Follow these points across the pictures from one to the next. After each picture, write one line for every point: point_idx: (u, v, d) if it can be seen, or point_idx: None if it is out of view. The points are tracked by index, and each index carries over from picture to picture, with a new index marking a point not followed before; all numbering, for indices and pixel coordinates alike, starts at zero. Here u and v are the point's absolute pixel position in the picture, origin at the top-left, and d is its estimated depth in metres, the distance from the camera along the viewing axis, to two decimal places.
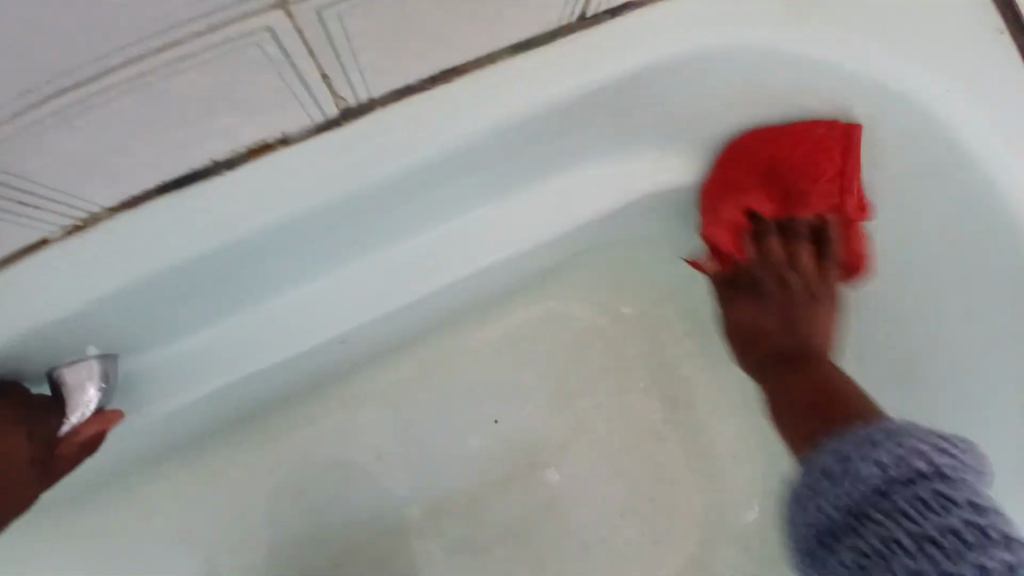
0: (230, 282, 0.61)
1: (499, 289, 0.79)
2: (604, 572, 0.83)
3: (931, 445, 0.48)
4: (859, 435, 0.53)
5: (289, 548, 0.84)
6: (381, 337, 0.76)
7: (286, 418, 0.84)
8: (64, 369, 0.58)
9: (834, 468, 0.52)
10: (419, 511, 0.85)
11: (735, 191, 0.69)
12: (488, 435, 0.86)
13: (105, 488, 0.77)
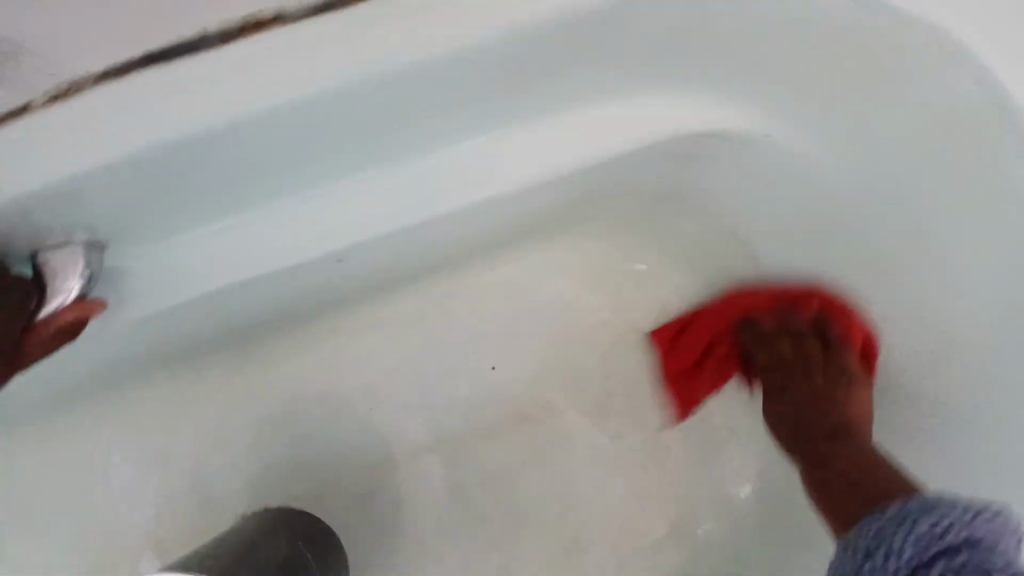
0: (222, 180, 0.58)
1: (500, 230, 0.76)
2: (591, 532, 0.82)
3: (963, 515, 0.48)
4: (885, 510, 0.52)
5: (271, 474, 0.82)
6: (380, 266, 0.73)
7: (275, 343, 0.81)
8: (53, 252, 0.56)
9: (868, 548, 0.50)
10: (407, 450, 0.83)
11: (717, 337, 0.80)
12: (478, 377, 0.84)
13: (89, 396, 0.76)
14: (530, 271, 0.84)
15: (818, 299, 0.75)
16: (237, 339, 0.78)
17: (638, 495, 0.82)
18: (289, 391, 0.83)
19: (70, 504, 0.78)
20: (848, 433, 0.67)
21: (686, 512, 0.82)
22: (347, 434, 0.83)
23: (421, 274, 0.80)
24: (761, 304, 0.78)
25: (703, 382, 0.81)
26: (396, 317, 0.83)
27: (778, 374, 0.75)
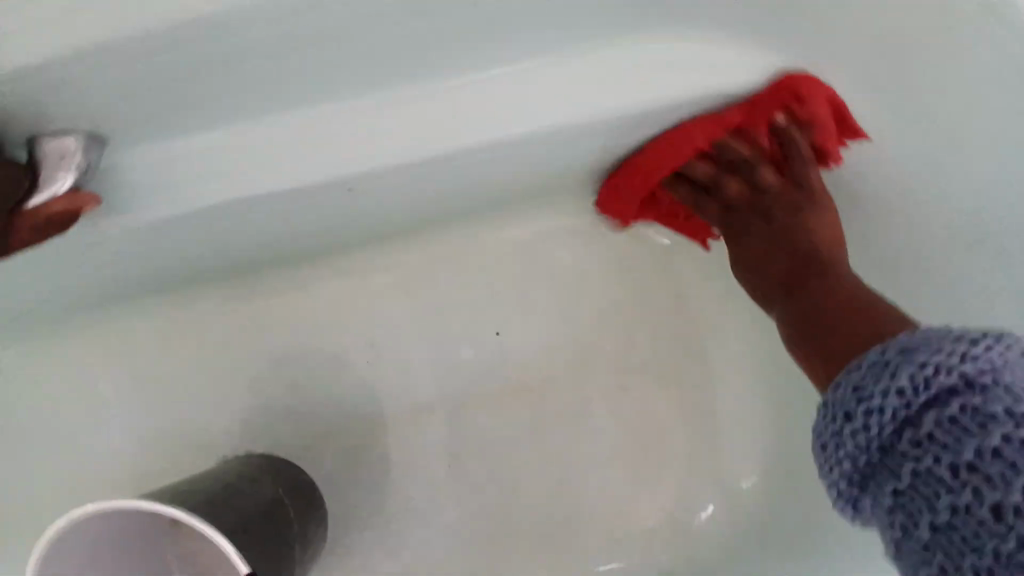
0: (230, 83, 0.55)
1: (516, 185, 0.74)
2: (583, 513, 0.79)
3: (949, 354, 0.41)
4: (869, 360, 0.46)
5: (260, 419, 0.80)
6: (391, 204, 0.71)
7: (279, 277, 0.80)
8: (49, 138, 0.54)
9: (847, 404, 0.45)
10: (402, 410, 0.80)
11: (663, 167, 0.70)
12: (479, 341, 0.80)
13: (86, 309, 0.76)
14: (543, 238, 0.80)
15: (778, 111, 0.65)
16: (247, 271, 0.78)
17: (636, 479, 0.79)
18: (283, 336, 0.80)
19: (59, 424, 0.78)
20: (837, 283, 0.61)
21: (689, 496, 0.79)
22: (342, 386, 0.80)
23: (432, 226, 0.79)
24: (690, 154, 0.69)
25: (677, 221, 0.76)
26: (399, 271, 0.80)
27: (755, 236, 0.70)
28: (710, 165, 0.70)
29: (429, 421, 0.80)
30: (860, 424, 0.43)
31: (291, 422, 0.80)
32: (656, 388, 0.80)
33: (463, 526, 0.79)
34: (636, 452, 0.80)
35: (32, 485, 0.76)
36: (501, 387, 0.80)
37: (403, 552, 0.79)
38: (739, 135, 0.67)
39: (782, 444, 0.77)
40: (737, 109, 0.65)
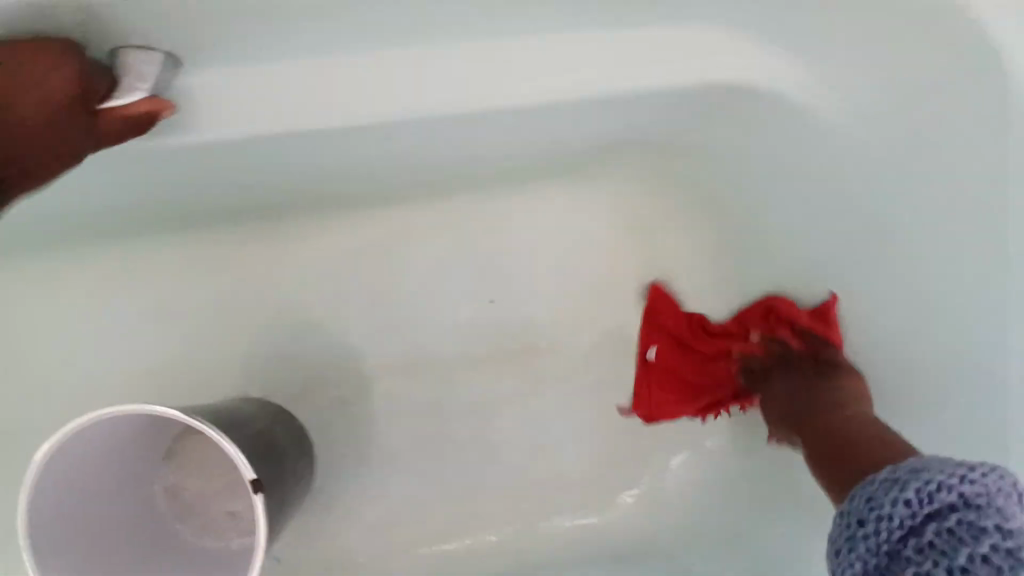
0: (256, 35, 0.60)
1: (452, 168, 0.80)
2: (553, 474, 0.86)
3: (951, 474, 0.48)
4: (880, 474, 0.51)
5: (266, 359, 0.86)
6: (403, 166, 0.78)
7: (291, 228, 0.86)
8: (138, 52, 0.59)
9: (860, 511, 0.50)
10: (395, 363, 0.87)
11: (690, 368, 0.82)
12: (428, 311, 0.87)
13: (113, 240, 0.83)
14: (486, 219, 0.87)
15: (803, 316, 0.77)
16: (190, 221, 0.83)
17: (602, 447, 0.87)
18: (243, 289, 0.86)
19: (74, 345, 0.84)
20: (853, 425, 0.62)
21: (634, 468, 0.86)
22: (308, 340, 0.86)
23: (375, 197, 0.84)
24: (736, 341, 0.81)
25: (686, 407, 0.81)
26: (346, 240, 0.86)
27: (775, 402, 0.73)
28: (750, 351, 0.79)
29: (389, 380, 0.87)
30: (875, 530, 0.48)
31: (257, 369, 0.86)
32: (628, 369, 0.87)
33: (426, 479, 0.86)
34: (582, 424, 0.87)
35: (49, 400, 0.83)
36: (452, 355, 0.87)
37: (383, 498, 0.86)
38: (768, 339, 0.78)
39: (724, 427, 0.84)
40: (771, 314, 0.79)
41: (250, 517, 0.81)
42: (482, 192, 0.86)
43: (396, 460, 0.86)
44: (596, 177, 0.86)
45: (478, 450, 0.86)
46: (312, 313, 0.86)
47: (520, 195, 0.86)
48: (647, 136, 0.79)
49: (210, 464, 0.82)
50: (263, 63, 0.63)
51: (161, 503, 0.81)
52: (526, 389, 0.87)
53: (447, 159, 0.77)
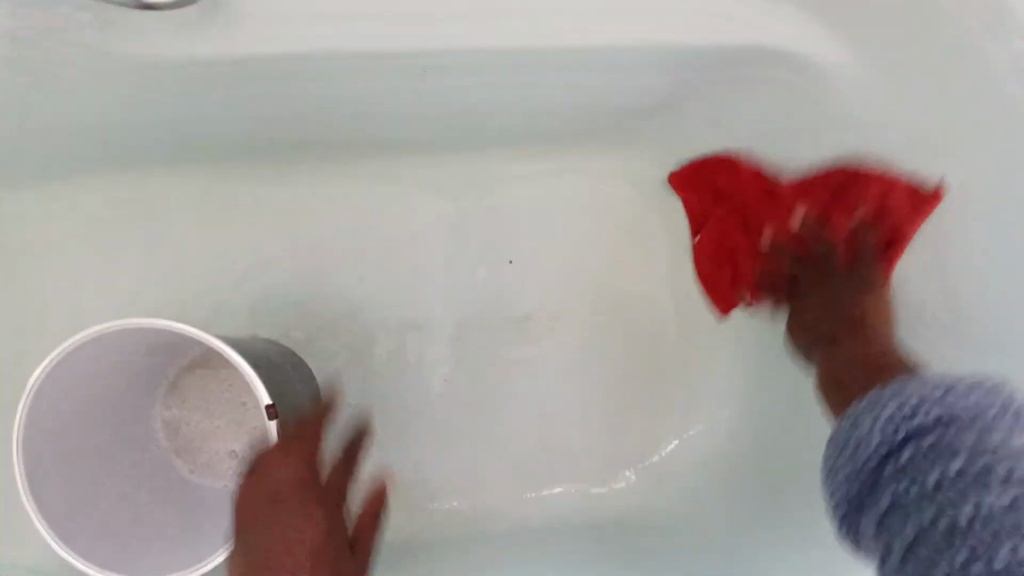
0: None
1: (463, 120, 0.79)
2: (559, 439, 0.86)
3: (937, 391, 0.50)
4: (872, 396, 0.56)
5: (276, 301, 0.85)
6: (431, 112, 0.77)
7: (314, 168, 0.84)
8: None
9: (853, 430, 0.54)
10: (408, 314, 0.85)
11: (729, 236, 0.83)
12: (436, 267, 0.86)
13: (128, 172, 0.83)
14: (502, 177, 0.86)
15: (868, 207, 0.75)
16: (193, 154, 0.81)
17: (611, 415, 0.86)
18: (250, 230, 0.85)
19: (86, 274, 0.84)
20: (866, 347, 0.70)
21: (639, 441, 0.86)
22: (324, 283, 0.85)
23: (385, 143, 0.82)
24: (782, 218, 0.80)
25: (726, 270, 0.83)
26: (357, 187, 0.85)
27: (811, 297, 0.78)
28: (795, 234, 0.80)
29: (392, 334, 0.85)
30: (861, 447, 0.53)
31: (261, 313, 0.85)
32: (643, 341, 0.87)
33: (432, 435, 0.84)
34: (586, 394, 0.86)
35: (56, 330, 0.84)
36: (457, 312, 0.86)
37: (388, 450, 0.84)
38: (828, 212, 0.78)
39: (737, 404, 0.84)
40: (851, 189, 0.75)
41: None
42: (499, 151, 0.85)
43: (399, 414, 0.85)
44: (613, 147, 0.85)
45: (480, 411, 0.85)
46: (323, 257, 0.85)
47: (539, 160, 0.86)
48: (671, 106, 0.79)
49: (215, 398, 0.80)
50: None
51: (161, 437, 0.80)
52: (531, 354, 0.86)
53: (456, 107, 0.76)
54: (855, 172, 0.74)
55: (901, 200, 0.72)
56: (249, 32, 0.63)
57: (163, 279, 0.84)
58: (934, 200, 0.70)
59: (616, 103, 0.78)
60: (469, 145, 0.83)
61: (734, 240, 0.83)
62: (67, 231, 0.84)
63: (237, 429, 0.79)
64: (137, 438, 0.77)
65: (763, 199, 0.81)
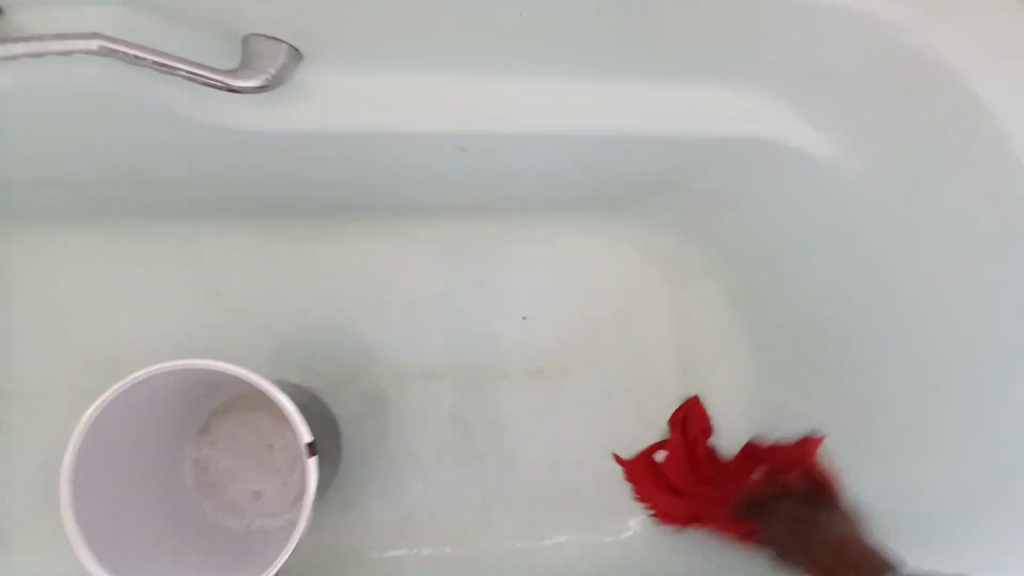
0: (325, 31, 0.65)
1: (484, 190, 0.86)
2: (566, 492, 0.89)
3: None
4: None
5: (307, 350, 0.90)
6: (454, 183, 0.84)
7: (349, 227, 0.92)
8: (264, 43, 0.65)
9: None
10: (429, 367, 0.91)
11: (688, 488, 0.88)
12: (457, 323, 0.92)
13: (178, 225, 0.90)
14: (522, 240, 0.93)
15: (799, 462, 0.85)
16: (240, 211, 0.88)
17: (617, 469, 0.90)
18: (285, 283, 0.91)
19: (125, 319, 0.90)
20: None
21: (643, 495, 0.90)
22: (351, 334, 0.91)
23: (416, 209, 0.89)
24: (741, 476, 0.88)
25: (682, 491, 0.88)
26: (386, 248, 0.92)
27: (774, 501, 0.85)
28: (750, 488, 0.86)
29: (413, 384, 0.90)
30: None
31: (289, 360, 0.90)
32: (648, 399, 0.92)
33: (446, 484, 0.88)
34: (594, 447, 0.91)
35: (93, 372, 0.89)
36: (474, 366, 0.91)
37: (404, 497, 0.88)
38: (772, 479, 0.86)
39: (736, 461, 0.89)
40: (783, 447, 0.87)
41: (276, 499, 0.84)
42: (519, 218, 0.92)
43: (416, 462, 0.89)
44: (622, 217, 0.93)
45: (494, 461, 0.89)
46: (353, 310, 0.91)
47: (556, 228, 0.93)
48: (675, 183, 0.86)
49: (244, 442, 0.85)
50: (336, 66, 0.69)
51: (188, 476, 0.83)
52: (543, 407, 0.91)
53: (481, 180, 0.83)
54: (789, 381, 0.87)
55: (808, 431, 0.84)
56: (296, 108, 0.70)
57: (200, 323, 0.90)
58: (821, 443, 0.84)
59: (628, 180, 0.86)
60: (492, 213, 0.91)
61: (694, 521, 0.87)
62: (112, 278, 0.90)
63: (264, 472, 0.84)
64: (167, 476, 0.81)
65: (710, 466, 0.89)
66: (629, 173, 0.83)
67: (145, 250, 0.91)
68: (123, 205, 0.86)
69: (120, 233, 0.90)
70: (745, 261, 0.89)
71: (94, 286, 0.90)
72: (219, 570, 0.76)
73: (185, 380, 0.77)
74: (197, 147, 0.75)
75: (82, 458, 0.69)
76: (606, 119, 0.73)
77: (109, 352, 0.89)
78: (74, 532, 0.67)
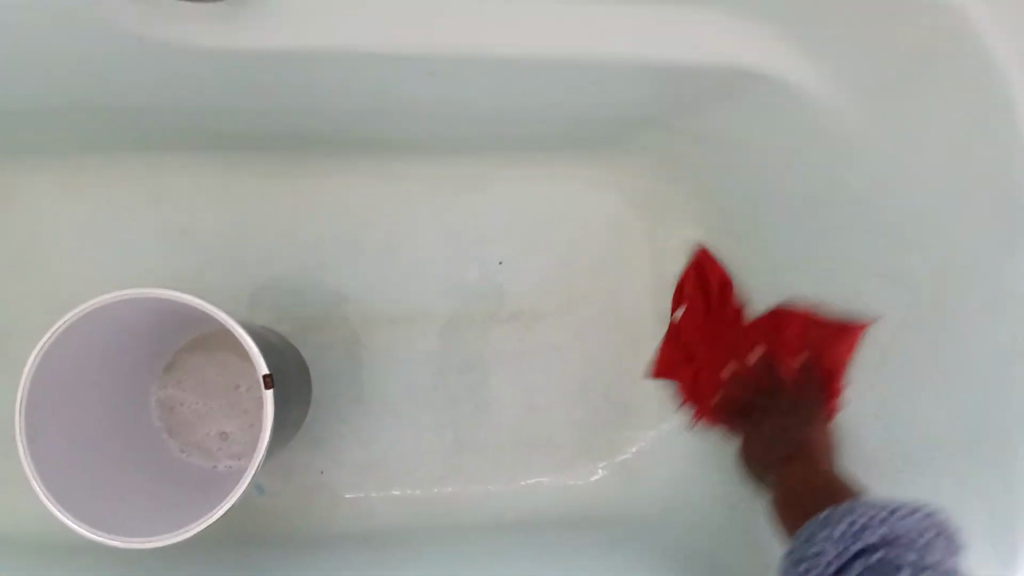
0: None
1: (458, 125, 0.83)
2: (539, 437, 0.89)
3: (875, 517, 0.66)
4: (819, 515, 0.71)
5: (276, 290, 0.88)
6: (427, 116, 0.81)
7: (320, 164, 0.89)
8: None
9: (805, 549, 0.69)
10: (401, 309, 0.89)
11: (692, 360, 0.88)
12: (431, 263, 0.90)
13: (140, 159, 0.87)
14: (498, 181, 0.91)
15: (824, 342, 0.77)
16: (204, 144, 0.85)
17: (592, 414, 0.90)
18: (253, 220, 0.89)
19: (87, 256, 0.87)
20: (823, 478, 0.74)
21: (616, 441, 0.89)
22: (321, 275, 0.89)
23: (386, 143, 0.86)
24: (739, 359, 0.85)
25: (684, 363, 0.88)
26: (358, 187, 0.90)
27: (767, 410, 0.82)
28: (748, 372, 0.84)
29: (385, 325, 0.89)
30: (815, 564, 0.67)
31: (257, 301, 0.88)
32: (624, 345, 0.91)
33: (417, 427, 0.87)
34: (569, 392, 0.90)
35: (56, 310, 0.86)
36: (447, 306, 0.89)
37: (375, 439, 0.87)
38: (778, 344, 0.82)
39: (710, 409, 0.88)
40: (793, 324, 0.80)
41: (244, 439, 0.83)
42: (494, 156, 0.90)
43: (385, 405, 0.87)
44: (601, 159, 0.90)
45: (467, 404, 0.88)
46: (323, 250, 0.89)
47: (531, 168, 0.91)
48: (655, 120, 0.84)
49: (211, 382, 0.84)
50: None
51: (154, 416, 0.82)
52: (516, 351, 0.90)
53: (451, 110, 0.80)
54: (785, 313, 0.81)
55: (840, 325, 0.76)
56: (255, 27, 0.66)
57: (167, 264, 0.88)
58: (862, 333, 0.74)
59: (604, 115, 0.83)
60: (464, 150, 0.88)
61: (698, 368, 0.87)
62: (72, 213, 0.87)
63: (231, 413, 0.83)
64: (130, 413, 0.79)
65: (728, 329, 0.87)
66: (605, 106, 0.80)
67: (105, 186, 0.88)
68: (80, 137, 0.83)
69: (82, 170, 0.87)
70: (726, 205, 0.87)
71: (56, 225, 0.87)
72: (183, 506, 0.75)
73: (146, 316, 0.75)
74: (155, 70, 0.72)
75: (44, 386, 0.67)
76: (581, 45, 0.70)
77: (73, 293, 0.87)
78: (41, 462, 0.66)
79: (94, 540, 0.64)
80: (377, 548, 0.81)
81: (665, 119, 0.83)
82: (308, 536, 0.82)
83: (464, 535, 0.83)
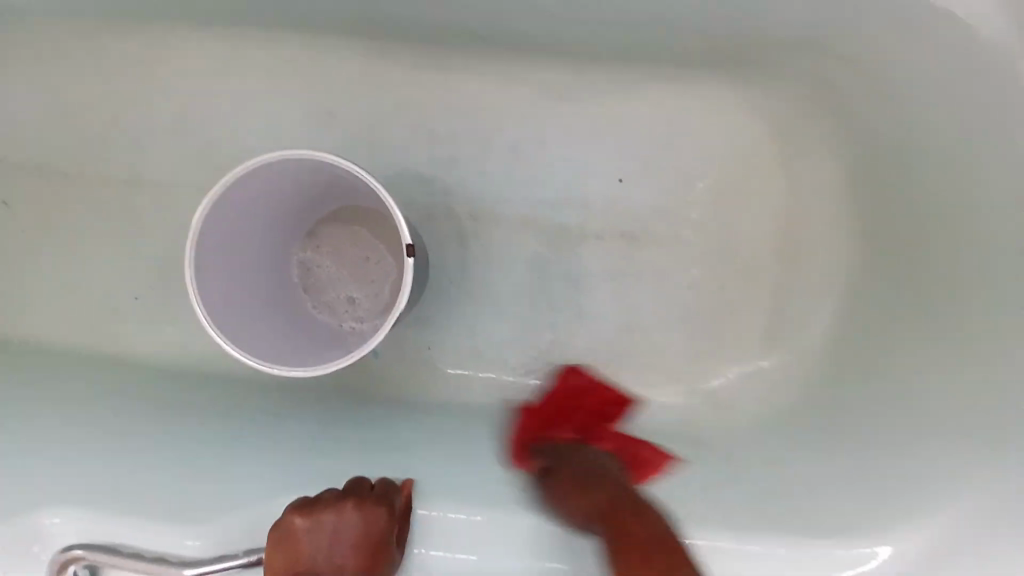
0: None
1: (602, 34, 0.85)
2: (632, 353, 0.93)
3: None
4: None
5: (408, 179, 0.94)
6: (574, 21, 0.83)
7: (461, 62, 0.93)
8: None
9: None
10: (520, 213, 0.94)
11: (555, 407, 0.91)
12: (550, 173, 0.93)
13: (297, 39, 0.93)
14: (632, 97, 0.93)
15: (615, 443, 0.87)
16: (358, 28, 0.90)
17: (689, 343, 0.93)
18: (394, 108, 0.94)
19: (241, 124, 0.96)
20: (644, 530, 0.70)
21: (706, 369, 0.92)
22: (450, 171, 0.94)
23: (528, 45, 0.89)
24: (576, 397, 0.92)
25: (543, 421, 0.89)
26: (494, 89, 0.93)
27: (585, 483, 0.78)
28: (576, 441, 0.88)
29: (501, 224, 0.94)
30: None
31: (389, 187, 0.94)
32: (734, 280, 0.93)
33: (517, 325, 0.94)
34: (666, 316, 0.93)
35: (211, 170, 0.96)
36: (561, 216, 0.93)
37: (477, 330, 0.94)
38: (589, 439, 0.88)
39: (811, 352, 0.90)
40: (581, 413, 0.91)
41: (368, 305, 0.92)
42: (627, 73, 0.92)
43: (492, 300, 0.94)
44: (742, 85, 0.91)
45: (567, 311, 0.93)
46: (454, 148, 0.94)
47: (662, 89, 0.92)
48: (802, 45, 0.82)
49: (345, 252, 0.93)
50: None
51: (295, 276, 0.92)
52: (622, 268, 0.93)
53: (592, 14, 0.81)
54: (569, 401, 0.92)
55: (603, 440, 0.88)
56: None
57: (313, 139, 0.95)
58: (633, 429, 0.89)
59: (750, 35, 0.82)
60: (598, 57, 0.90)
61: (558, 424, 0.90)
62: (232, 83, 0.96)
63: (359, 280, 0.92)
64: (272, 267, 0.89)
65: (558, 425, 0.89)
66: (753, 23, 0.80)
67: (263, 60, 0.95)
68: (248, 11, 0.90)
69: (246, 44, 0.95)
70: (867, 154, 0.86)
71: (215, 92, 0.96)
72: (307, 356, 0.85)
73: (296, 180, 0.83)
74: None
75: (210, 234, 0.77)
76: None
77: (231, 157, 0.96)
78: (205, 296, 0.77)
79: (242, 359, 0.74)
80: (470, 421, 0.89)
81: (816, 46, 0.82)
82: (411, 401, 0.92)
83: (545, 426, 0.89)
